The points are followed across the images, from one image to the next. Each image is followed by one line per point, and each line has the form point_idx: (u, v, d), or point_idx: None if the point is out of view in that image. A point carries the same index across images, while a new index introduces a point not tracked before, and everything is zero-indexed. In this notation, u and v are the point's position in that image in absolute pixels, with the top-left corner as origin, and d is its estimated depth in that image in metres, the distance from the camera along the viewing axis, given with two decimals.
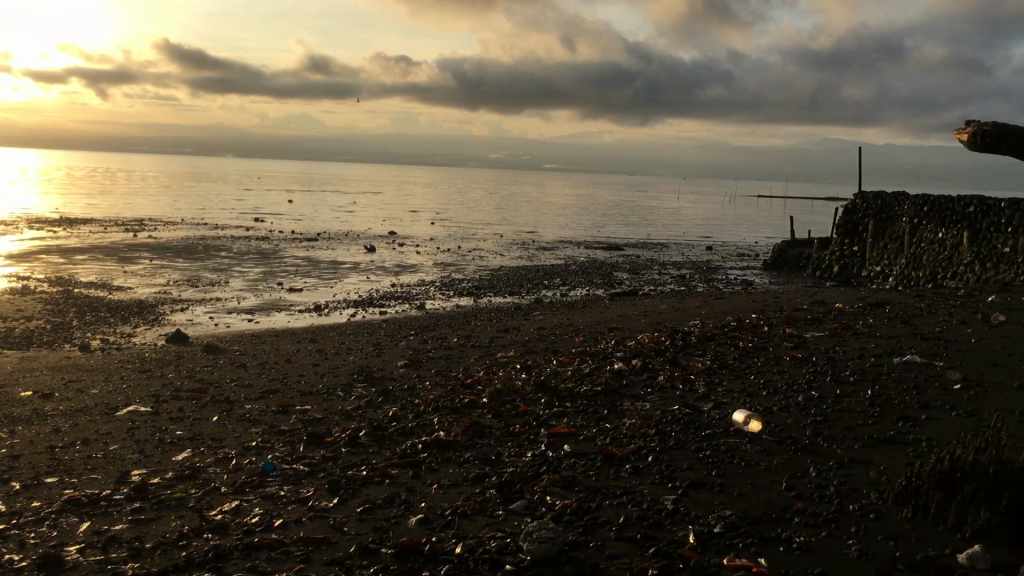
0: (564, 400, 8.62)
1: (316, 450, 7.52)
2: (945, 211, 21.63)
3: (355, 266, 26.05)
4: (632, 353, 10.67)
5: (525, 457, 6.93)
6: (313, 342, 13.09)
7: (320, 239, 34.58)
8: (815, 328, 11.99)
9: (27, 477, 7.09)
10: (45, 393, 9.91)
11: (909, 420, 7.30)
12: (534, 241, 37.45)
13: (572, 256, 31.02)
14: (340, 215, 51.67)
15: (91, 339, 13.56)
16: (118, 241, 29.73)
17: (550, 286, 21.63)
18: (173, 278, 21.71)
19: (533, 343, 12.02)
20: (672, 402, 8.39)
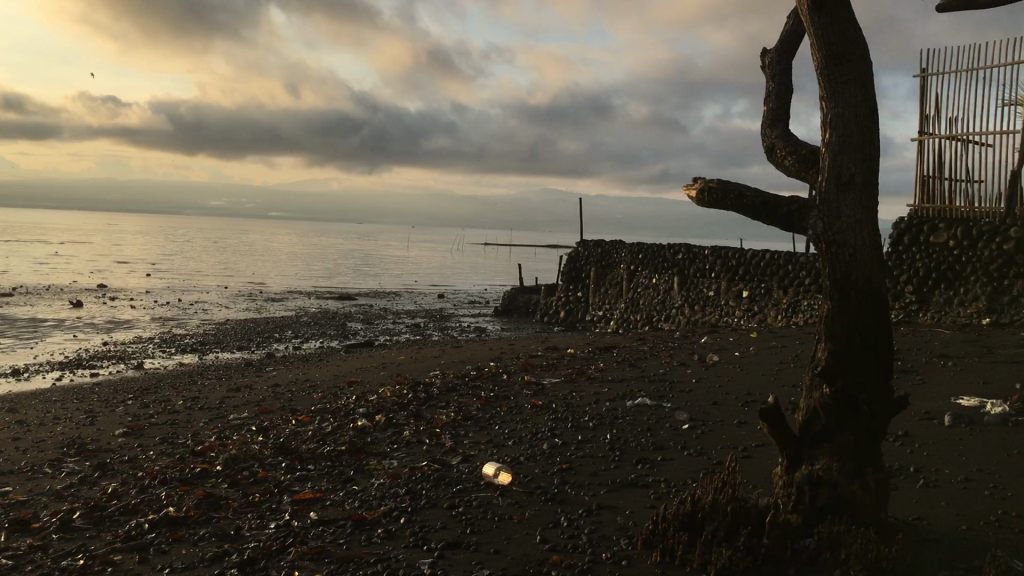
0: (307, 464, 8.15)
1: (20, 540, 6.54)
2: (657, 258, 23.29)
3: (61, 324, 23.67)
4: (375, 408, 10.36)
5: (268, 528, 6.43)
6: (12, 412, 11.59)
7: (16, 295, 31.18)
8: (552, 375, 12.30)
9: None
10: None
11: (647, 463, 7.60)
12: (262, 291, 36.06)
13: (303, 307, 30.15)
14: (40, 267, 47.04)
15: None
16: None
17: (281, 339, 20.80)
18: None
19: (269, 402, 11.37)
20: (419, 458, 8.19)
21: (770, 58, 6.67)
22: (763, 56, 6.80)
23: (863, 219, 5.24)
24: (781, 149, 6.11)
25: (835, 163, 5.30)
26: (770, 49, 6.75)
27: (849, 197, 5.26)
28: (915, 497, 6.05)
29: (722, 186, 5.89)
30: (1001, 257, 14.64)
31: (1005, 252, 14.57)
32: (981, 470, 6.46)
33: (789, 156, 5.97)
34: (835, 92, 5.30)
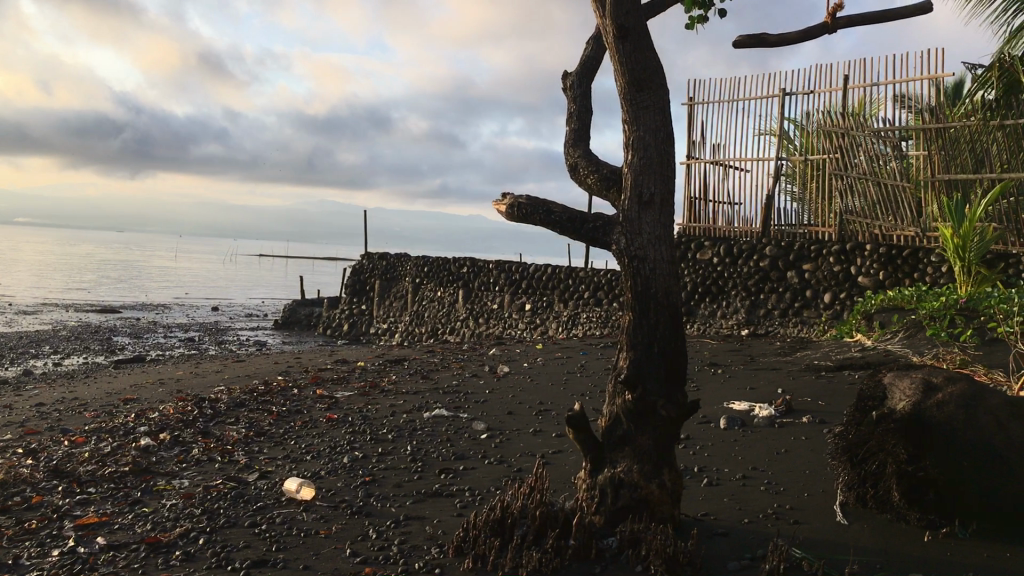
0: (87, 487, 7.58)
1: None
2: (442, 271, 23.55)
3: None
4: (158, 427, 9.78)
5: (50, 557, 5.96)
6: None
7: None
8: (344, 389, 12.13)
9: None
10: None
11: (450, 473, 7.68)
12: (12, 303, 33.06)
13: (61, 320, 27.92)
14: None
15: None
16: None
17: (39, 355, 19.17)
18: None
19: (35, 422, 10.47)
20: (212, 476, 7.84)
21: (571, 80, 7.01)
22: (564, 78, 7.13)
23: (661, 235, 5.61)
24: (584, 168, 6.42)
25: (636, 183, 5.66)
26: (571, 72, 7.10)
27: (650, 214, 5.62)
28: (701, 495, 6.52)
29: (531, 203, 6.17)
30: (758, 273, 16.00)
31: (761, 268, 15.94)
32: (756, 468, 7.06)
33: (591, 175, 6.30)
34: (637, 116, 5.66)
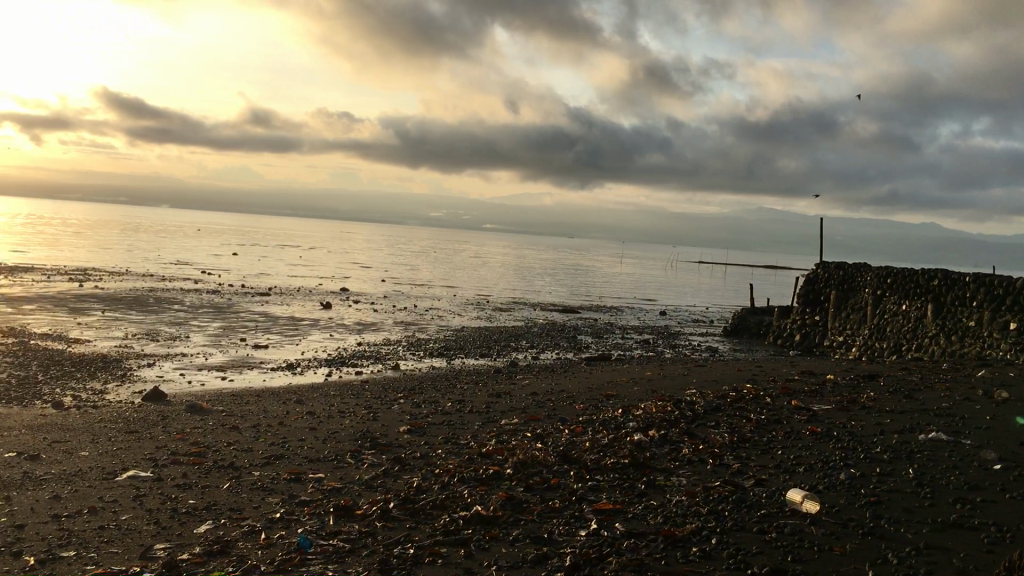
0: (595, 474, 8.15)
1: (349, 524, 6.84)
2: (908, 283, 21.93)
3: (316, 321, 25.10)
4: (645, 423, 10.25)
5: (578, 536, 6.47)
6: (300, 402, 12.35)
7: (273, 292, 33.40)
8: (819, 402, 11.75)
9: (40, 550, 6.28)
10: (31, 454, 8.99)
11: (965, 503, 7.05)
12: (489, 301, 37.07)
13: (532, 317, 30.64)
14: (285, 267, 50.59)
15: (62, 395, 12.52)
16: (62, 289, 28.23)
17: (519, 348, 21.21)
18: (130, 330, 20.43)
19: (535, 410, 11.54)
20: (709, 478, 8.00)
21: None
22: None
23: None
24: None
25: None
26: None
27: None
28: None
29: None
30: None
31: None
32: None
33: None
34: None
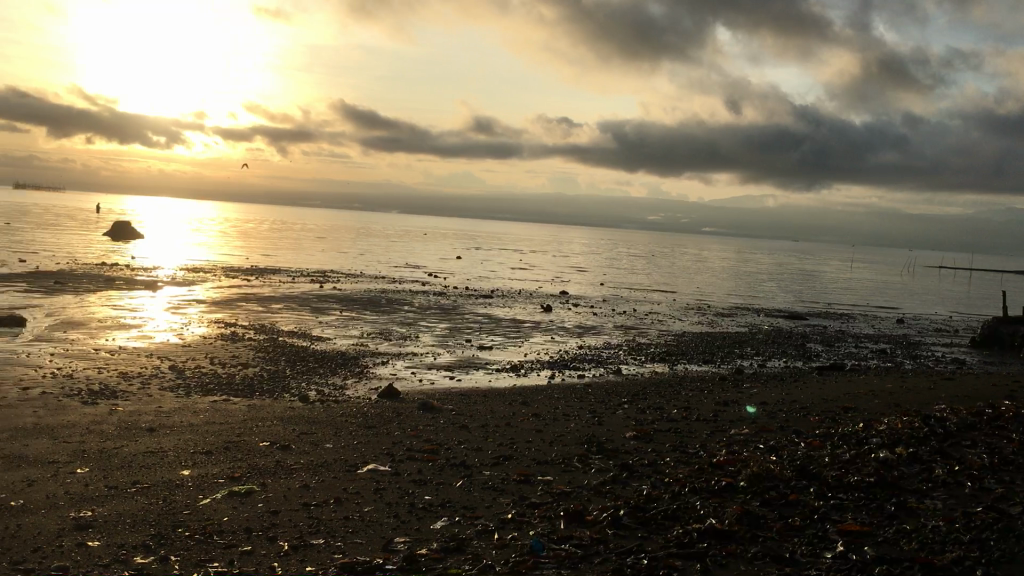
0: (838, 492, 7.64)
1: (580, 529, 6.78)
2: None
3: (537, 323, 25.47)
4: (891, 440, 9.53)
5: (821, 558, 6.08)
6: (526, 403, 12.50)
7: (496, 294, 34.21)
8: None
9: (293, 536, 6.67)
10: (283, 444, 9.63)
11: None
12: (711, 306, 36.19)
13: (757, 324, 29.58)
14: (508, 270, 51.83)
15: (307, 389, 13.37)
16: (306, 290, 30.34)
17: (744, 355, 20.48)
18: (366, 329, 21.56)
19: (767, 421, 11.03)
20: (970, 503, 7.28)
21: None
22: None
23: None
24: None
25: None
26: None
27: None
28: None
29: None
30: None
31: None
32: None
33: None
34: None
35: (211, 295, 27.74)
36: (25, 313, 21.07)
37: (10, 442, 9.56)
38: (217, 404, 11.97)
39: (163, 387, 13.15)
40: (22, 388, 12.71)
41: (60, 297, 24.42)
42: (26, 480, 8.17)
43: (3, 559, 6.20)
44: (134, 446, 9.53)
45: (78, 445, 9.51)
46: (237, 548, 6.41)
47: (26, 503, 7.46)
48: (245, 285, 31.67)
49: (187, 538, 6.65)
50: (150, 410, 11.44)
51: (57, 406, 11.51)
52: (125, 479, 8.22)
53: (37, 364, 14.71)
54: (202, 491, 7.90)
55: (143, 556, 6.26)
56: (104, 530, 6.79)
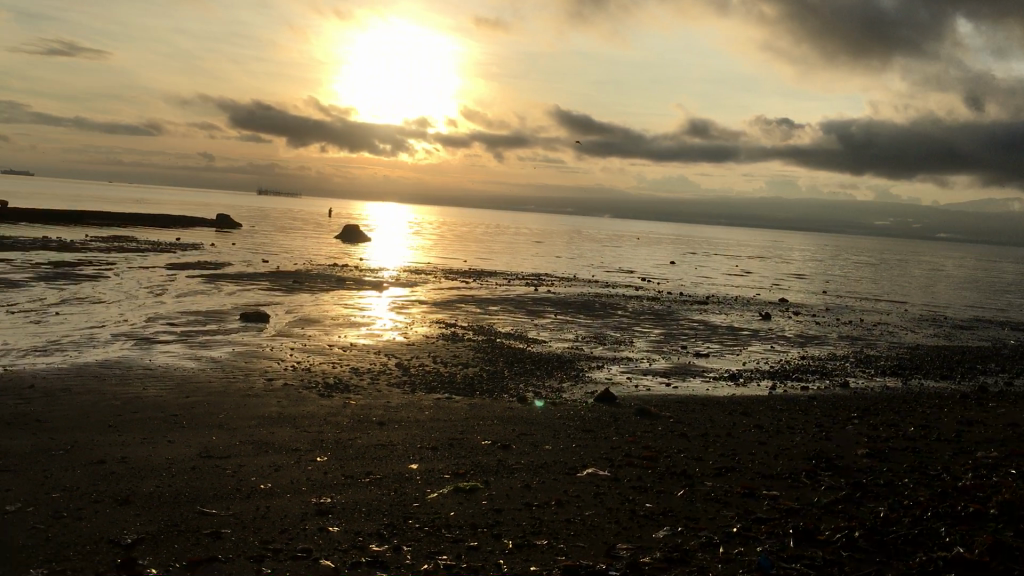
0: None
1: (811, 548, 6.47)
2: None
3: (755, 332, 24.65)
4: None
5: None
6: (746, 413, 12.10)
7: (712, 300, 33.45)
8: None
9: (517, 535, 6.78)
10: (504, 444, 9.84)
11: None
12: (947, 317, 33.66)
13: (1001, 338, 27.20)
14: (723, 276, 50.62)
15: (526, 391, 13.61)
16: (522, 293, 30.96)
17: (988, 371, 18.87)
18: (581, 333, 21.69)
19: (1020, 445, 10.07)
20: None
21: None
22: None
23: None
24: None
25: None
26: None
27: None
28: None
29: None
30: None
31: None
32: None
33: None
34: None
35: (433, 296, 28.85)
36: (269, 309, 22.86)
37: (259, 429, 10.36)
38: (441, 401, 12.43)
39: (391, 383, 13.83)
40: (267, 379, 13.77)
41: (298, 295, 26.31)
42: (273, 465, 8.80)
43: (255, 538, 6.70)
44: (366, 438, 10.06)
45: (317, 435, 10.14)
46: (464, 543, 6.60)
47: (274, 486, 8.04)
48: (464, 286, 32.79)
49: (418, 529, 6.92)
50: (379, 405, 12.04)
51: (298, 397, 12.36)
52: (359, 469, 8.68)
53: (280, 357, 15.91)
54: (430, 485, 8.19)
55: (378, 544, 6.57)
56: (342, 517, 7.20)
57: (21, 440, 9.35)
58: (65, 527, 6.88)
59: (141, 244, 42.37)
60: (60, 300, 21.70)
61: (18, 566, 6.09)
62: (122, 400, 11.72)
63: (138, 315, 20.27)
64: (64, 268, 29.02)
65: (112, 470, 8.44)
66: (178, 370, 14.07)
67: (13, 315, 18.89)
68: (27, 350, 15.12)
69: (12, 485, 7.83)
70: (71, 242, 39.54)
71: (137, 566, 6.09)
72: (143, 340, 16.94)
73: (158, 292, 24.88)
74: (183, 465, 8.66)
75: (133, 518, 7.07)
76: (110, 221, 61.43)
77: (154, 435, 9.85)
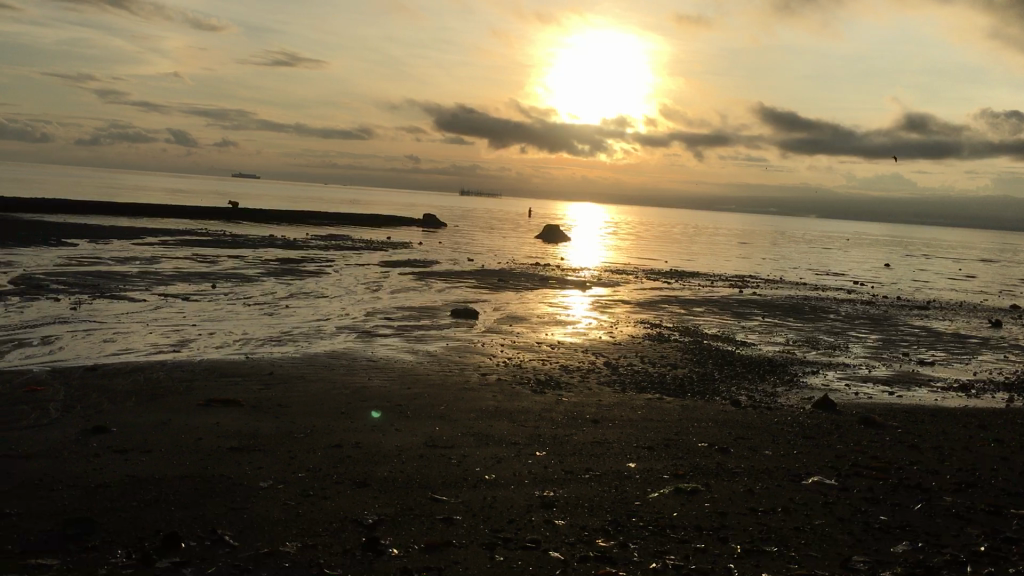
0: None
1: None
2: None
3: (985, 340, 22.87)
4: None
5: None
6: (983, 427, 11.27)
7: (933, 305, 31.33)
8: None
9: (744, 540, 6.66)
10: (721, 447, 9.68)
11: None
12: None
13: None
14: (945, 280, 47.34)
15: (739, 394, 13.29)
16: (726, 295, 30.25)
17: None
18: (791, 337, 20.92)
19: None
20: None
21: None
22: None
23: None
24: None
25: None
26: None
27: None
28: None
29: None
30: None
31: None
32: None
33: None
34: None
35: (635, 296, 28.73)
36: (477, 306, 23.59)
37: (478, 421, 10.72)
38: (653, 401, 12.37)
39: (601, 381, 13.91)
40: (481, 373, 14.21)
41: (504, 293, 26.98)
42: (495, 457, 9.08)
43: (486, 526, 6.95)
44: (581, 435, 10.18)
45: (534, 430, 10.36)
46: (690, 544, 6.55)
47: (498, 478, 8.31)
48: (666, 287, 32.44)
49: (642, 527, 6.94)
50: (592, 402, 12.14)
51: (512, 392, 12.67)
52: (578, 465, 8.79)
53: (491, 353, 16.37)
54: (650, 484, 8.18)
55: (604, 540, 6.64)
56: (566, 510, 7.33)
57: (268, 423, 10.16)
58: (313, 504, 7.40)
59: (357, 242, 44.89)
60: (289, 294, 23.37)
61: (275, 538, 6.61)
62: (352, 389, 12.48)
63: (358, 309, 21.50)
64: (290, 264, 31.23)
65: (349, 454, 9.00)
66: (398, 362, 14.81)
67: (250, 308, 20.52)
68: (265, 339, 16.38)
69: (264, 464, 8.52)
70: (295, 240, 42.44)
71: (379, 545, 6.46)
72: (365, 333, 17.92)
73: (374, 287, 26.29)
74: (411, 452, 9.10)
75: (373, 501, 7.51)
76: (327, 221, 65.46)
77: (383, 424, 10.40)
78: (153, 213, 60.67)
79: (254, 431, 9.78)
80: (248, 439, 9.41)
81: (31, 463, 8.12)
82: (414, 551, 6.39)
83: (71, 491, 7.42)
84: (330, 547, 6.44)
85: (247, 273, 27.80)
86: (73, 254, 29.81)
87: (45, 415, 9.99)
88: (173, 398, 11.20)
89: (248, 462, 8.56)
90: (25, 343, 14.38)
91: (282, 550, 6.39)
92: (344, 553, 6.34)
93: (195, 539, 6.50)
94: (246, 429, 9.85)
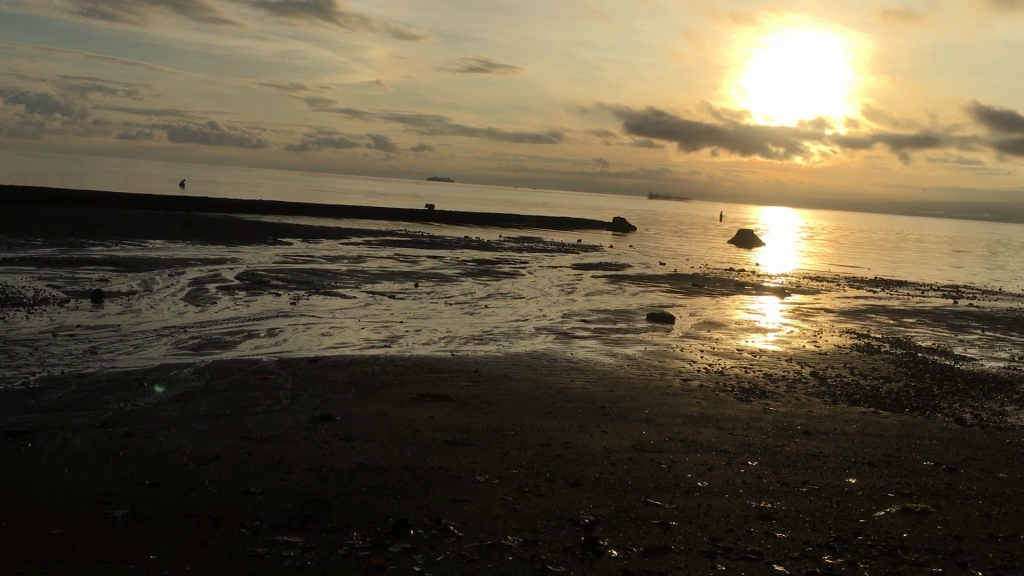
0: None
1: None
2: None
3: None
4: None
5: None
6: None
7: None
8: None
9: (986, 567, 6.25)
10: (948, 467, 9.12)
11: None
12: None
13: None
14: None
15: (963, 412, 12.47)
16: (939, 306, 28.44)
17: None
18: (1017, 353, 19.40)
19: None
20: None
21: None
22: None
23: None
24: None
25: None
26: None
27: None
28: None
29: None
30: None
31: None
32: None
33: None
34: None
35: (838, 305, 27.55)
36: (673, 311, 23.35)
37: (685, 427, 10.60)
38: (868, 415, 11.82)
39: (809, 392, 13.43)
40: (683, 379, 14.05)
41: (699, 298, 26.56)
42: (706, 464, 8.95)
43: (704, 533, 6.87)
44: (793, 446, 9.86)
45: (744, 439, 10.14)
46: (925, 568, 6.21)
47: (711, 485, 8.19)
48: (871, 296, 30.89)
49: (869, 546, 6.65)
50: (801, 413, 11.74)
51: (717, 400, 12.44)
52: (794, 477, 8.52)
53: (691, 358, 16.16)
54: (874, 502, 7.82)
55: (830, 556, 6.42)
56: (786, 523, 7.13)
57: (479, 419, 10.47)
58: (529, 500, 7.56)
59: (549, 244, 45.55)
60: (487, 295, 24.01)
61: (497, 531, 6.79)
62: (556, 389, 12.65)
63: (555, 311, 21.79)
64: (486, 265, 32.09)
65: (559, 453, 9.12)
66: (598, 365, 14.89)
67: (452, 307, 21.23)
68: (469, 338, 16.89)
69: (480, 459, 8.78)
70: (490, 242, 43.55)
71: (598, 545, 6.51)
72: (563, 335, 18.13)
73: (569, 290, 26.57)
74: (621, 455, 9.11)
75: (588, 501, 7.59)
76: (519, 224, 66.80)
77: (589, 425, 10.47)
78: (357, 215, 63.86)
79: (467, 426, 10.10)
80: (461, 433, 9.73)
81: (268, 447, 8.73)
82: (634, 554, 6.40)
83: (307, 474, 7.92)
84: (551, 544, 6.54)
85: (447, 273, 28.79)
86: (289, 252, 31.90)
87: (276, 402, 10.72)
88: (390, 391, 11.74)
89: (465, 456, 8.84)
90: (254, 334, 15.48)
91: (504, 543, 6.56)
92: (564, 551, 6.43)
93: (422, 527, 6.78)
94: (459, 424, 10.18)
